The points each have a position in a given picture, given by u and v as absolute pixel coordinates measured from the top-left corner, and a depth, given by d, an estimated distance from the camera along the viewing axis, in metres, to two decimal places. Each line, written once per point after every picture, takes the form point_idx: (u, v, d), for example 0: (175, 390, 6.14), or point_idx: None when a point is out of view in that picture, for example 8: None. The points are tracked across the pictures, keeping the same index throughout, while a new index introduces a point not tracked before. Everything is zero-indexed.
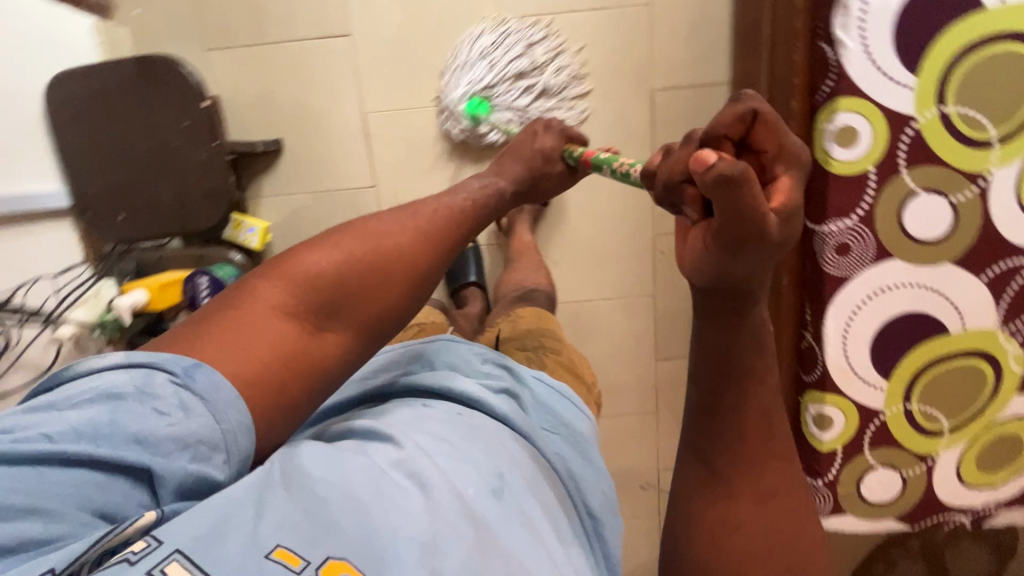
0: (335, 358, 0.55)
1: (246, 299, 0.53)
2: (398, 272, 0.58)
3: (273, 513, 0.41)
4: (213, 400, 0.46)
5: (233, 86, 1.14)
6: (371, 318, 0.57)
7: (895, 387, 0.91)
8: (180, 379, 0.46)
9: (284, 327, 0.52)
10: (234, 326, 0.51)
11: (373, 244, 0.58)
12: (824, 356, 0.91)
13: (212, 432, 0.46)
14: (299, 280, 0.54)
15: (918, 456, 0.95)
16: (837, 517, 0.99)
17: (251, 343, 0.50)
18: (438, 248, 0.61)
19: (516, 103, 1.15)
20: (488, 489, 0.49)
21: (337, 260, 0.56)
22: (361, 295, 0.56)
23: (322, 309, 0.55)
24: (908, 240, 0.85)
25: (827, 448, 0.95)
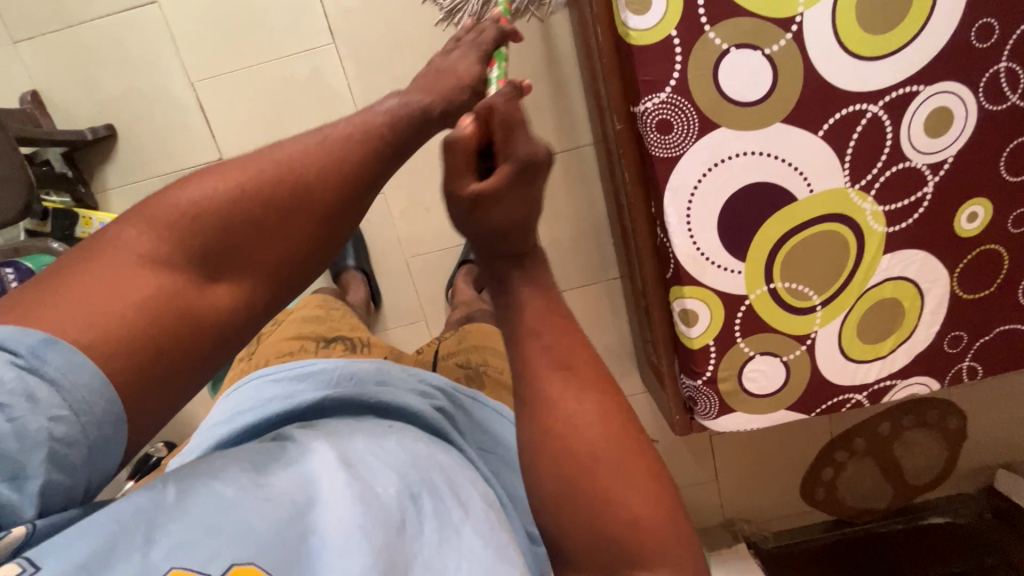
0: (228, 311, 0.48)
1: (107, 246, 0.46)
2: (295, 208, 0.50)
3: (169, 532, 0.39)
4: (66, 385, 0.39)
5: (50, 76, 1.09)
6: (272, 257, 0.50)
7: (754, 268, 0.85)
8: (23, 361, 0.38)
9: (158, 275, 0.45)
10: (97, 277, 0.44)
11: (290, 178, 0.50)
12: (673, 248, 0.85)
13: (70, 429, 0.39)
14: (183, 218, 0.47)
15: (794, 338, 0.89)
16: (727, 417, 0.94)
17: (124, 291, 0.44)
18: (342, 169, 0.51)
19: (347, 45, 1.09)
20: (408, 491, 0.51)
21: (225, 190, 0.48)
22: (255, 240, 0.49)
23: (206, 258, 0.47)
24: (731, 104, 0.78)
25: (699, 344, 0.89)
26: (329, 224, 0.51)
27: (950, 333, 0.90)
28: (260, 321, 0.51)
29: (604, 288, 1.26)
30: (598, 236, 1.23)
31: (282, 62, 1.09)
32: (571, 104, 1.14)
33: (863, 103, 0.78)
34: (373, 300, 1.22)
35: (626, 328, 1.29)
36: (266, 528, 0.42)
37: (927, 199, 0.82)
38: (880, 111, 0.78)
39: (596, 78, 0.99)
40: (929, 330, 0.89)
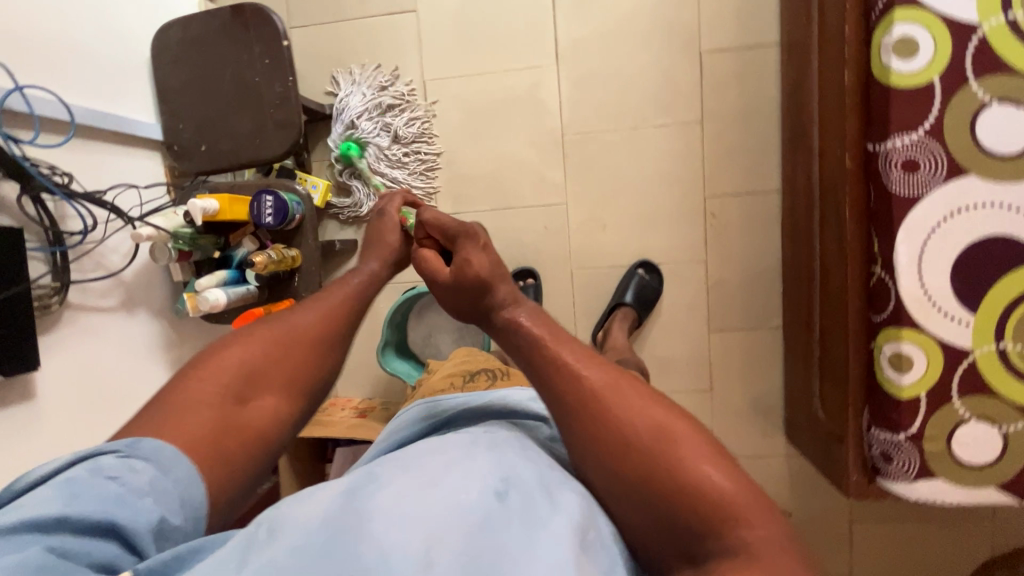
0: (272, 419, 0.64)
1: (176, 392, 0.60)
2: (305, 347, 0.68)
3: (259, 560, 0.46)
4: (160, 459, 0.54)
5: (310, 59, 1.27)
6: (294, 377, 0.67)
7: (983, 322, 0.82)
8: (124, 451, 0.53)
9: (219, 403, 0.61)
10: (169, 409, 0.59)
11: (282, 329, 0.68)
12: (898, 288, 0.84)
13: (165, 485, 0.53)
14: (217, 369, 0.63)
15: (1017, 408, 0.83)
16: (926, 483, 0.87)
17: (196, 415, 0.59)
18: (330, 317, 0.72)
19: (568, 68, 1.21)
20: (493, 493, 0.53)
21: (252, 346, 0.66)
22: (283, 366, 0.66)
23: (245, 386, 0.63)
24: (984, 153, 0.79)
25: (909, 394, 0.85)
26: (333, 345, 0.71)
27: None
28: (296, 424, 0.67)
29: (762, 336, 1.24)
30: (766, 281, 1.22)
31: (506, 74, 1.22)
32: (765, 150, 1.19)
33: None
34: None
35: (778, 381, 1.25)
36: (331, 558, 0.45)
37: None
38: None
39: (811, 125, 1.03)
40: None
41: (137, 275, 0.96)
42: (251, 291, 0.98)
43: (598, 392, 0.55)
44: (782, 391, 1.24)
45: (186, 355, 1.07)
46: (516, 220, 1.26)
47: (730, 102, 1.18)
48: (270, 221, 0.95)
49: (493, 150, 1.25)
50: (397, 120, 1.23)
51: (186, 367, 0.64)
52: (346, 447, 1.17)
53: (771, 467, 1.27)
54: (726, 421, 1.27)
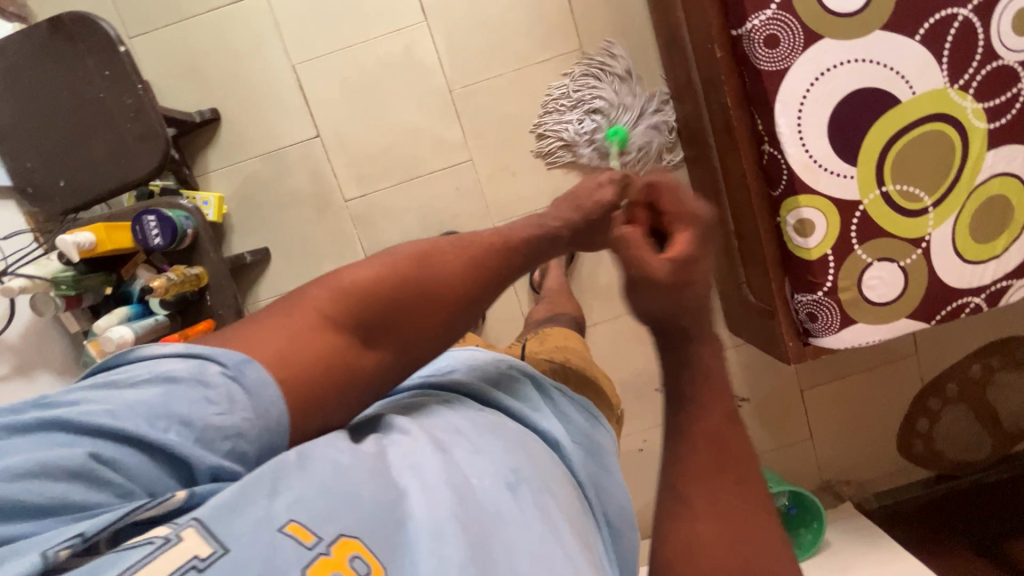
0: (374, 373, 0.54)
1: (297, 304, 0.52)
2: (444, 297, 0.57)
3: (291, 486, 0.42)
4: (255, 394, 0.47)
5: (161, 67, 1.17)
6: (418, 332, 0.56)
7: (865, 172, 0.89)
8: (230, 371, 0.47)
9: (328, 336, 0.51)
10: (282, 329, 0.50)
11: (439, 266, 0.58)
12: (787, 158, 0.89)
13: (247, 424, 0.46)
14: (351, 291, 0.53)
15: (909, 242, 0.91)
16: (849, 330, 0.95)
17: (275, 338, 0.50)
18: (484, 269, 0.60)
19: (438, 23, 1.18)
20: (503, 481, 0.50)
21: (385, 274, 0.55)
22: (417, 310, 0.55)
23: (367, 324, 0.53)
24: (831, 16, 0.84)
25: (818, 254, 0.92)
26: (473, 302, 0.59)
27: None
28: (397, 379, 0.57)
29: None
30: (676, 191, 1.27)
31: (377, 42, 1.18)
32: (646, 66, 1.21)
33: (955, 7, 0.84)
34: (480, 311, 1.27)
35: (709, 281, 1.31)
36: (369, 500, 0.44)
37: (1020, 96, 0.88)
38: (970, 14, 0.85)
39: (680, 28, 1.06)
40: None
41: (25, 336, 0.87)
42: (161, 321, 0.92)
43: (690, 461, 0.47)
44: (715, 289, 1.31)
45: None
46: (427, 188, 1.23)
47: (603, 24, 1.19)
48: (159, 242, 0.87)
49: (383, 124, 1.21)
50: (620, 94, 1.19)
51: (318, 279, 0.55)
52: None
53: None
54: None
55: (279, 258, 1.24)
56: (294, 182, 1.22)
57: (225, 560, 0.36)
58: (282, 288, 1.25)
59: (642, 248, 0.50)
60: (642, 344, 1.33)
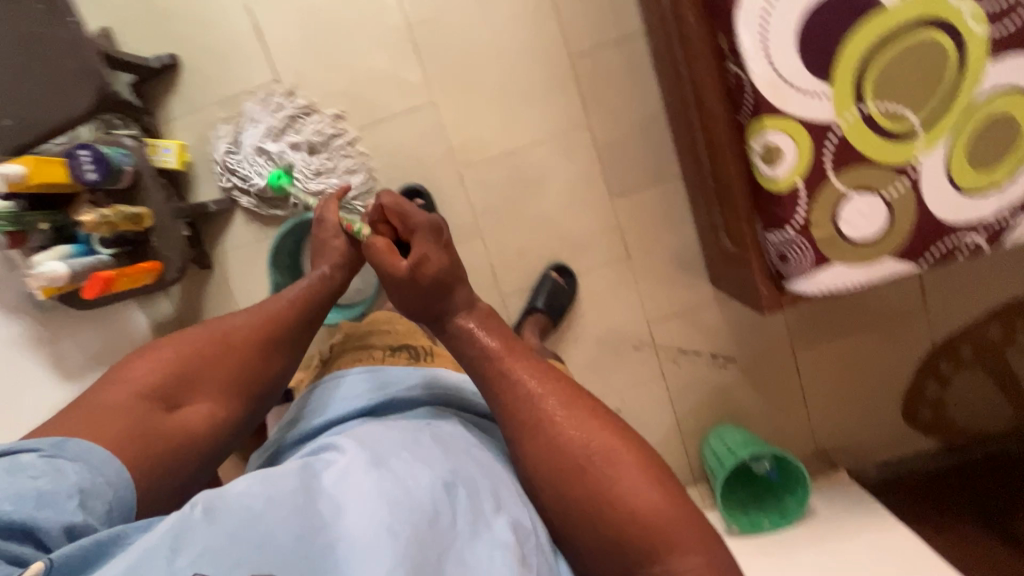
0: (197, 426, 0.72)
1: (93, 402, 0.68)
2: (235, 356, 0.77)
3: (197, 539, 0.50)
4: (88, 459, 0.61)
5: (121, 12, 1.16)
6: (221, 385, 0.76)
7: (840, 90, 0.78)
8: (47, 451, 0.59)
9: (139, 407, 0.69)
10: (102, 412, 0.67)
11: (227, 339, 0.78)
12: (750, 77, 0.80)
13: (94, 477, 0.59)
14: (154, 374, 0.72)
15: (895, 170, 0.81)
16: (826, 272, 0.85)
17: (109, 422, 0.66)
18: (268, 329, 0.81)
19: None
20: (433, 484, 0.61)
21: (183, 356, 0.75)
22: (215, 372, 0.76)
23: (175, 393, 0.72)
24: None
25: (787, 185, 0.82)
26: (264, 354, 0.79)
27: None
28: (228, 428, 0.76)
29: (664, 189, 1.20)
30: (654, 134, 1.18)
31: None
32: None
33: None
34: None
35: (691, 231, 1.22)
36: (293, 535, 0.53)
37: None
38: None
39: None
40: None
41: None
42: (104, 260, 0.91)
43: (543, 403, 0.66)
44: (698, 240, 1.22)
45: (69, 348, 1.02)
46: (391, 134, 1.19)
47: None
48: (93, 177, 0.86)
49: (341, 67, 1.17)
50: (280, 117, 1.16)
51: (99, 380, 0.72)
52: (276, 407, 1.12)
53: (707, 320, 1.26)
54: (651, 283, 1.25)
55: (244, 208, 1.23)
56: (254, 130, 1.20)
57: None
58: (247, 240, 1.24)
59: (384, 251, 0.77)
60: (619, 299, 1.26)
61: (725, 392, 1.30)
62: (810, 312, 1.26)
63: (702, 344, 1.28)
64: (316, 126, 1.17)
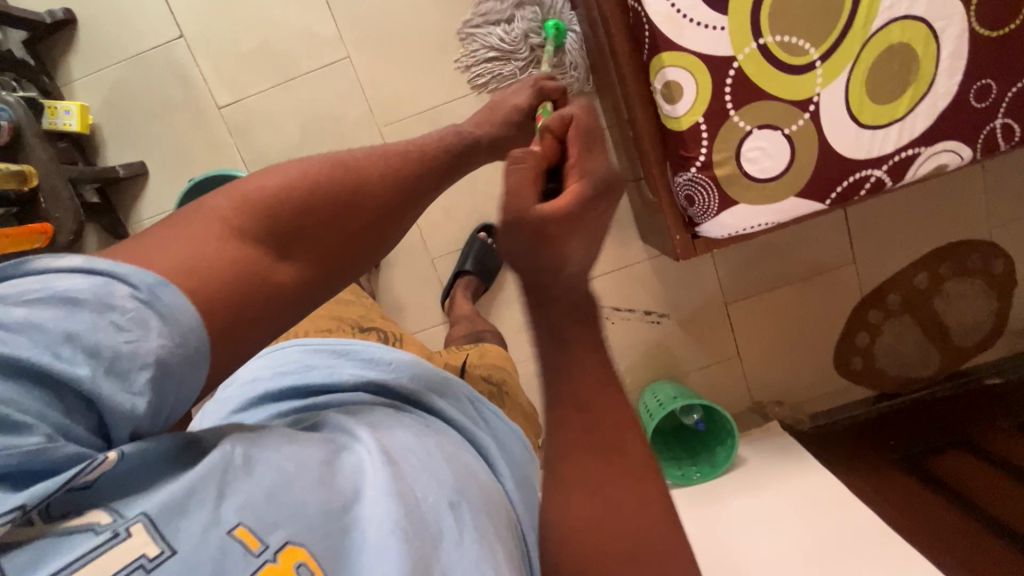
0: (297, 287, 0.48)
1: (192, 216, 0.45)
2: (357, 212, 0.52)
3: (239, 491, 0.37)
4: (177, 321, 0.38)
5: None
6: (331, 238, 0.50)
7: (737, 22, 0.76)
8: (142, 295, 0.37)
9: (238, 246, 0.44)
10: (183, 238, 0.43)
11: (358, 168, 0.53)
12: (646, 9, 0.77)
13: (180, 349, 0.38)
14: (257, 198, 0.47)
15: (796, 105, 0.79)
16: (731, 214, 0.84)
17: (175, 242, 0.42)
18: (406, 175, 0.56)
19: None
20: (450, 499, 0.47)
21: (293, 181, 0.49)
22: (324, 219, 0.50)
23: (279, 234, 0.47)
24: None
25: (688, 123, 0.80)
26: (397, 206, 0.55)
27: (975, 84, 0.79)
28: (321, 296, 0.51)
29: None
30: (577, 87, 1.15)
31: None
32: None
33: None
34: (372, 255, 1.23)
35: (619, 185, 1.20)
36: (314, 515, 0.39)
37: None
38: None
39: None
40: (950, 82, 0.79)
41: None
42: None
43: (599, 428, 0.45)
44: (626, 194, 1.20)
45: None
46: (307, 90, 1.15)
47: None
48: None
49: (250, 21, 1.11)
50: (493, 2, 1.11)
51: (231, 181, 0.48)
52: None
53: (642, 275, 1.25)
54: None
55: (156, 172, 1.18)
56: (162, 88, 1.14)
57: (174, 563, 0.33)
58: (161, 206, 1.19)
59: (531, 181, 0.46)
60: None
61: (661, 348, 1.30)
62: (741, 266, 1.26)
63: (636, 301, 1.27)
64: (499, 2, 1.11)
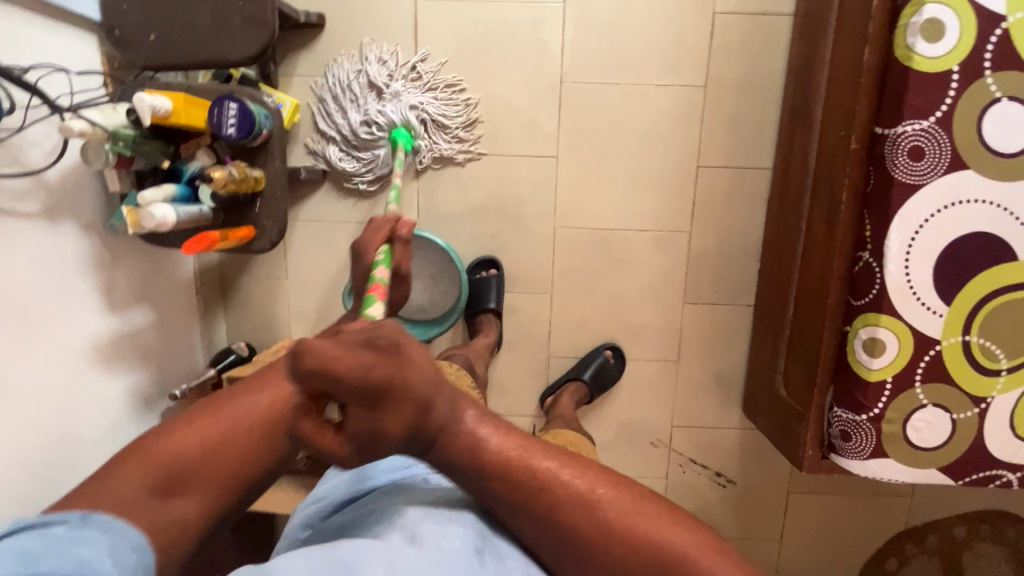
0: (189, 526, 0.49)
1: (97, 486, 0.48)
2: (230, 444, 0.50)
3: None
4: (116, 535, 0.46)
5: None
6: (218, 478, 0.50)
7: (954, 315, 0.85)
8: (75, 523, 0.46)
9: (134, 495, 0.47)
10: (107, 505, 0.47)
11: (222, 422, 0.50)
12: (884, 274, 0.85)
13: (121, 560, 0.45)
14: (157, 462, 0.48)
15: (971, 398, 0.88)
16: (878, 462, 0.91)
17: (123, 492, 0.47)
18: (273, 422, 0.51)
19: (574, 9, 1.12)
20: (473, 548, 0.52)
21: (187, 441, 0.49)
22: (202, 468, 0.49)
23: (163, 480, 0.48)
24: (988, 150, 0.80)
25: (876, 378, 0.88)
26: (255, 456, 0.51)
27: None
28: (233, 512, 0.52)
29: (732, 313, 1.25)
30: (743, 261, 1.22)
31: (508, 7, 1.12)
32: (762, 128, 1.16)
33: None
34: (498, 342, 1.24)
35: (740, 358, 1.27)
36: None
37: None
38: None
39: (814, 104, 1.01)
40: None
41: (62, 179, 0.81)
42: (204, 212, 0.86)
43: (531, 469, 0.52)
44: (745, 368, 1.27)
45: (118, 278, 0.94)
46: (506, 169, 1.19)
47: (734, 67, 1.14)
48: (233, 132, 0.83)
49: (484, 90, 1.15)
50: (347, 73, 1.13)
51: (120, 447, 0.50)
52: None
53: (726, 440, 1.32)
54: (690, 392, 1.28)
55: (333, 186, 1.19)
56: None
57: None
58: (325, 216, 1.20)
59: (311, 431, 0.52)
60: (653, 394, 1.29)
61: (714, 508, 1.36)
62: None
63: (709, 460, 1.33)
64: (376, 68, 1.12)
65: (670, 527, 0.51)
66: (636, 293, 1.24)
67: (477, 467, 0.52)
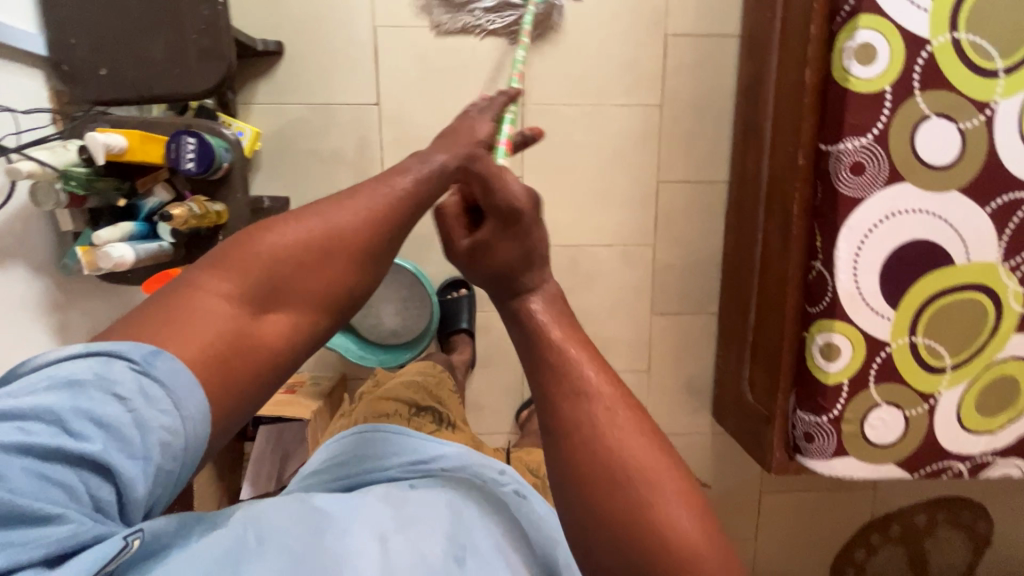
0: (282, 337, 0.49)
1: (190, 295, 0.47)
2: (340, 255, 0.51)
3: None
4: (174, 391, 0.43)
5: None
6: (323, 289, 0.50)
7: (900, 318, 0.90)
8: (138, 366, 0.42)
9: (229, 313, 0.47)
10: (186, 317, 0.46)
11: (340, 226, 0.51)
12: (835, 282, 0.90)
13: (178, 425, 0.42)
14: (255, 263, 0.49)
15: (920, 395, 0.93)
16: (840, 461, 0.95)
17: (204, 322, 0.46)
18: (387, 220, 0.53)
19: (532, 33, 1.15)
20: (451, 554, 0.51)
21: (294, 245, 0.50)
22: (296, 281, 0.49)
23: (262, 297, 0.48)
24: (920, 163, 0.86)
25: (833, 381, 0.92)
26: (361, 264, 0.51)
27: None
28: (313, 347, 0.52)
29: (699, 322, 1.29)
30: (707, 271, 1.27)
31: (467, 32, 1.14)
32: (717, 144, 1.21)
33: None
34: (472, 362, 1.24)
35: (709, 364, 1.31)
36: None
37: None
38: None
39: (763, 120, 1.06)
40: None
41: (10, 222, 0.78)
42: (164, 248, 0.85)
43: (594, 416, 0.47)
44: (713, 374, 1.31)
45: (74, 319, 0.90)
46: None
47: (687, 87, 1.19)
48: (191, 167, 0.82)
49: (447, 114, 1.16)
50: None
51: (216, 247, 0.50)
52: (268, 425, 1.15)
53: (700, 444, 1.35)
54: (663, 401, 1.31)
55: None
56: (335, 141, 1.16)
57: None
58: None
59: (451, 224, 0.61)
60: None
61: None
62: None
63: None
64: None
65: (693, 527, 0.44)
66: (606, 306, 1.27)
67: (524, 338, 0.51)
